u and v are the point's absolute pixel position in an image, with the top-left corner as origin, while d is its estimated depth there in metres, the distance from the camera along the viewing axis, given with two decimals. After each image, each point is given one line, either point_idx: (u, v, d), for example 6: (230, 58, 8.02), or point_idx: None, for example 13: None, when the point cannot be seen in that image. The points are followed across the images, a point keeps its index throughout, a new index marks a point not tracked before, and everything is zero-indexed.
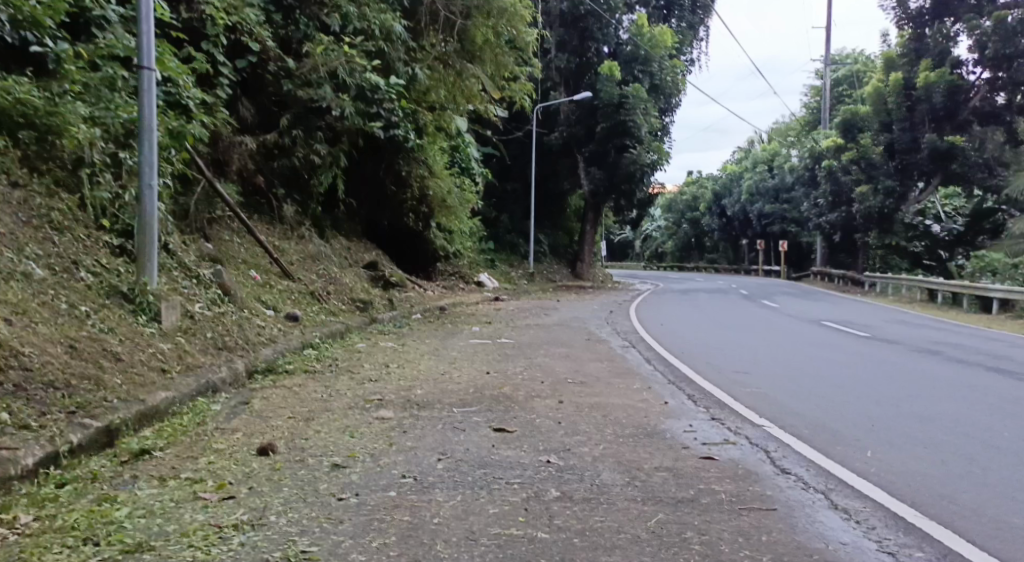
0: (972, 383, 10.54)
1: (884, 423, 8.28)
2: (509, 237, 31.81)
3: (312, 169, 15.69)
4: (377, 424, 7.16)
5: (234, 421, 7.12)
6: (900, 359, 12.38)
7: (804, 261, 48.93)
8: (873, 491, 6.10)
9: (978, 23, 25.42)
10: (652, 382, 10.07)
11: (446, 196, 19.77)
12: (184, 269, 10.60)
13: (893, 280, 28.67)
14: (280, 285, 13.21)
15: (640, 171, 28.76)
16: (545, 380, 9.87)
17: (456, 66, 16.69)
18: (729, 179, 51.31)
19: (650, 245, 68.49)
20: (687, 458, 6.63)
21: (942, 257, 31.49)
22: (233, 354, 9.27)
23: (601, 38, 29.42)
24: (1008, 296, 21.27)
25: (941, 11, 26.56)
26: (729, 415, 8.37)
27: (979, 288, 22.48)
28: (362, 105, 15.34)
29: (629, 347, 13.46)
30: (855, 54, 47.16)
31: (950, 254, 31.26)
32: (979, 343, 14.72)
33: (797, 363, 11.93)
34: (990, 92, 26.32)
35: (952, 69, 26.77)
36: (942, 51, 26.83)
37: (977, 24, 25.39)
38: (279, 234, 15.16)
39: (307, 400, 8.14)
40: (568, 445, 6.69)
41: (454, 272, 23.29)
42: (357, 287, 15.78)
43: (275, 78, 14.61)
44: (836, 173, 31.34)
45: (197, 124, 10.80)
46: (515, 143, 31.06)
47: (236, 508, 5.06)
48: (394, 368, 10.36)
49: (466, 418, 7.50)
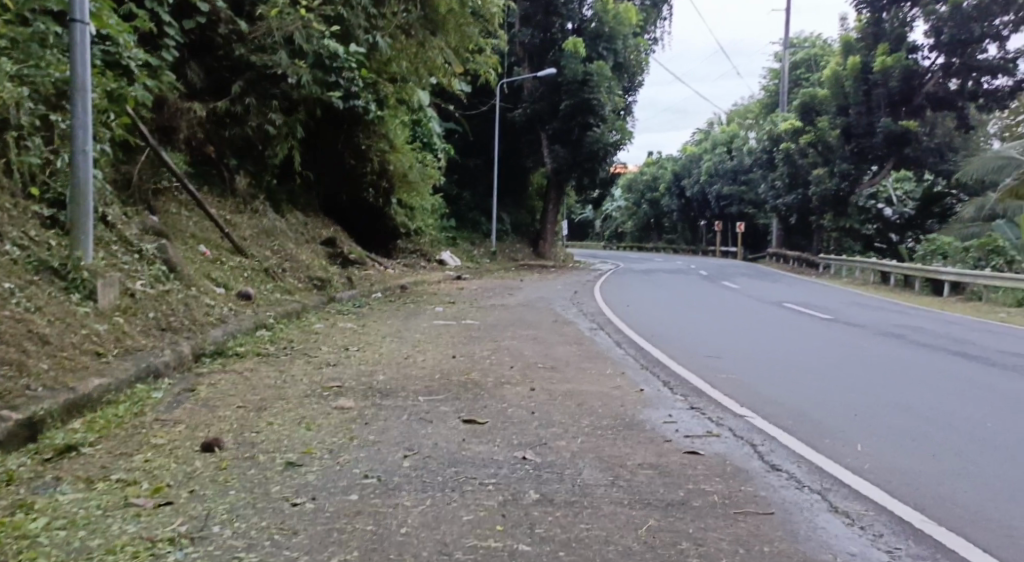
0: (945, 368, 10.21)
1: (865, 412, 7.67)
2: (470, 215, 31.16)
3: (267, 139, 14.99)
4: (336, 416, 6.56)
5: (176, 411, 6.47)
6: (868, 344, 12.06)
7: (761, 243, 48.83)
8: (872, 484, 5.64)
9: (933, 8, 25.37)
10: (626, 368, 9.53)
11: (407, 171, 19.15)
12: (125, 243, 9.83)
13: (847, 262, 28.56)
14: (231, 262, 12.50)
15: (604, 151, 28.34)
16: (514, 365, 9.33)
17: (422, 39, 15.55)
18: (688, 160, 51.06)
19: (609, 226, 68.08)
20: (670, 454, 5.95)
21: (892, 241, 31.03)
22: (178, 336, 8.59)
23: (566, 13, 28.67)
24: (959, 280, 21.15)
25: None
26: (710, 405, 7.68)
27: (931, 271, 22.35)
28: (320, 73, 14.81)
29: (597, 329, 12.99)
30: (813, 38, 47.20)
31: (900, 238, 30.76)
32: (941, 327, 14.47)
33: (767, 348, 11.37)
34: (944, 78, 26.41)
35: (908, 54, 26.78)
36: (899, 36, 26.67)
37: (933, 9, 25.36)
38: (231, 208, 14.41)
39: (258, 388, 7.53)
40: (544, 436, 6.13)
41: (415, 250, 22.57)
42: (314, 264, 15.09)
43: (226, 41, 14.01)
44: (792, 156, 30.65)
45: (139, 87, 10.09)
46: (477, 119, 30.36)
47: (174, 517, 4.46)
48: (353, 352, 9.75)
49: (432, 408, 6.94)
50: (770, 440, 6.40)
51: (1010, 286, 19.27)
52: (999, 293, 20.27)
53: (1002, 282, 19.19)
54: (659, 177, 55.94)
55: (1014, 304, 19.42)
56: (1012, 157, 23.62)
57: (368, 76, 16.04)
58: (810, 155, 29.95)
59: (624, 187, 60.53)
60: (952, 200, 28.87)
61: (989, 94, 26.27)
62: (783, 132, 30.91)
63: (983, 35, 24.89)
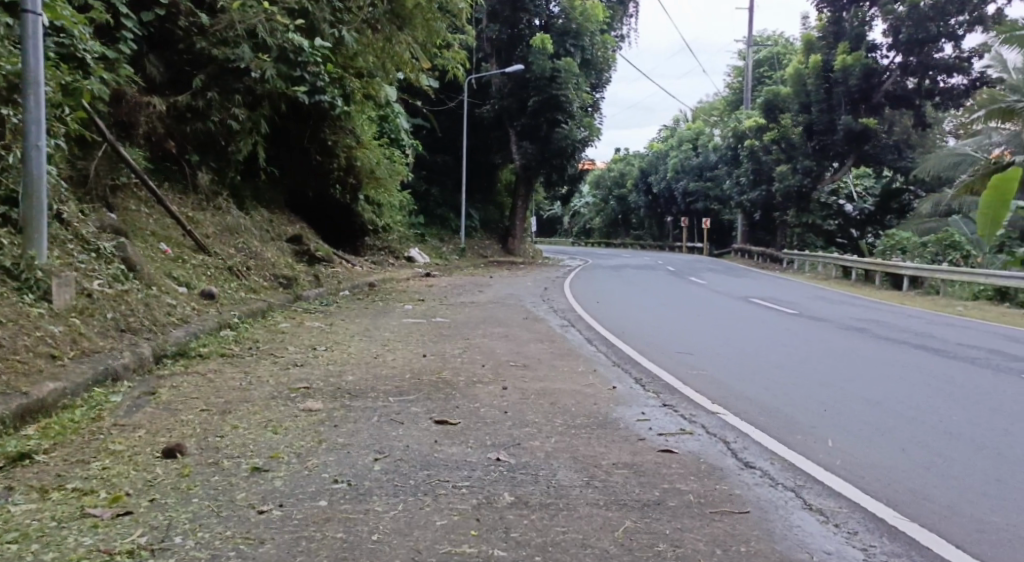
0: (913, 360, 10.10)
1: (834, 402, 7.43)
2: (439, 212, 30.97)
3: (230, 135, 14.70)
4: (304, 418, 6.39)
5: (135, 415, 6.34)
6: (834, 338, 11.97)
7: (726, 239, 49.10)
8: (848, 479, 5.41)
9: (892, 8, 25.81)
10: (597, 366, 9.36)
11: (375, 167, 18.75)
12: (81, 241, 9.58)
13: (810, 257, 28.74)
14: (193, 260, 12.23)
15: (573, 147, 28.35)
16: (486, 363, 9.19)
17: (389, 30, 15.38)
18: (655, 157, 51.23)
19: (578, 222, 68.14)
20: (645, 453, 5.72)
21: (853, 237, 31.57)
22: (138, 337, 8.50)
23: (532, 9, 28.62)
24: (918, 274, 21.38)
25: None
26: (684, 401, 7.39)
27: (890, 266, 22.55)
28: (286, 68, 14.45)
29: (568, 326, 12.90)
30: (776, 36, 47.60)
31: (860, 233, 31.51)
32: (904, 320, 14.44)
33: (734, 343, 11.15)
34: (901, 77, 26.81)
35: (867, 53, 27.13)
36: (858, 35, 27.08)
37: (892, 9, 25.80)
38: (193, 204, 14.10)
39: (223, 390, 7.37)
40: (517, 437, 5.97)
41: (383, 248, 22.34)
42: (279, 262, 14.82)
43: (187, 34, 13.73)
44: (756, 152, 31.01)
45: (96, 80, 9.89)
46: (446, 115, 30.18)
47: (133, 527, 4.27)
48: (321, 352, 9.56)
49: (403, 409, 6.79)
50: (744, 435, 6.17)
51: (966, 280, 19.49)
52: (957, 287, 20.50)
53: (959, 277, 19.39)
54: (627, 174, 56.07)
55: (971, 298, 19.63)
56: (967, 154, 24.37)
57: (334, 71, 15.77)
58: (773, 152, 30.08)
59: (592, 184, 60.61)
60: (909, 196, 29.81)
61: (945, 93, 26.65)
62: (747, 129, 31.00)
63: (939, 34, 25.29)
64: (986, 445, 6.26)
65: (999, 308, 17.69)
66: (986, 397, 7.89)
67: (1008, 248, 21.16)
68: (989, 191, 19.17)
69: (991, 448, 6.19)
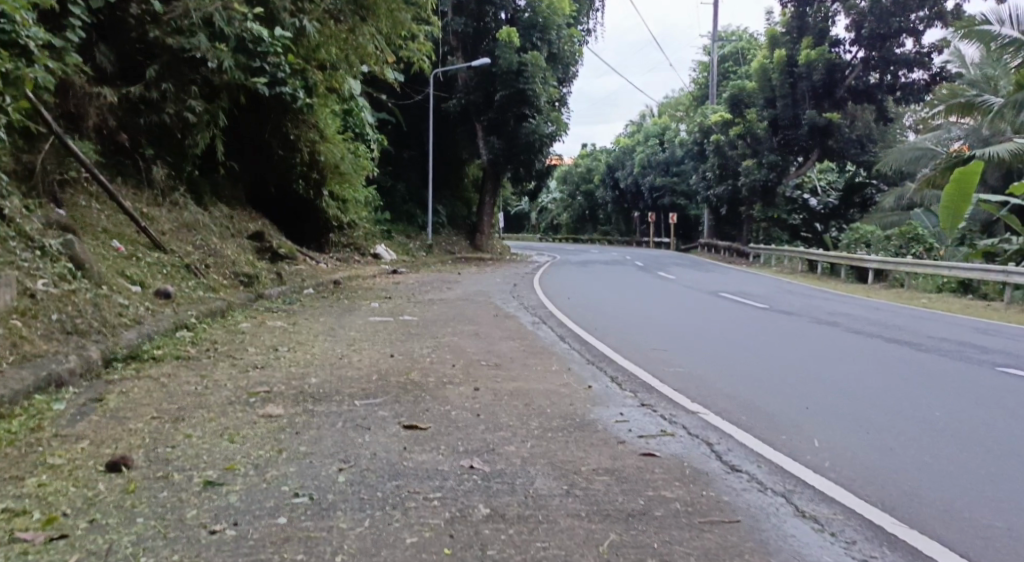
0: (887, 352, 9.90)
1: (815, 398, 7.13)
2: (405, 207, 30.51)
3: (186, 128, 14.17)
4: (263, 424, 6.00)
5: (79, 424, 5.93)
6: (805, 332, 11.75)
7: (693, 233, 49.07)
8: (840, 481, 5.12)
9: (854, 2, 25.80)
10: (571, 364, 9.04)
11: (340, 162, 18.19)
12: (25, 238, 9.07)
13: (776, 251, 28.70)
14: (148, 258, 11.73)
15: (540, 142, 27.97)
16: (456, 363, 8.86)
17: (352, 21, 14.54)
18: (621, 152, 51.10)
19: (545, 218, 67.94)
20: (626, 456, 5.39)
21: (818, 232, 31.06)
22: (86, 340, 8.14)
23: (498, 3, 28.19)
24: (882, 267, 21.32)
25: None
26: (662, 400, 7.08)
27: (856, 259, 22.49)
28: (244, 58, 14.00)
29: (539, 323, 12.61)
30: (740, 31, 47.64)
31: (824, 228, 30.92)
32: (873, 313, 14.32)
33: (709, 340, 10.88)
34: (863, 72, 26.80)
35: (830, 48, 27.09)
36: (821, 31, 26.96)
37: (854, 3, 25.76)
38: (147, 200, 13.58)
39: (175, 395, 6.98)
40: (492, 442, 5.62)
41: (348, 244, 21.87)
42: (240, 260, 14.32)
43: (138, 23, 13.23)
44: (722, 148, 30.46)
45: (39, 69, 9.47)
46: (411, 110, 29.78)
47: (67, 553, 3.91)
48: (282, 353, 9.14)
49: (369, 413, 6.41)
50: (728, 435, 5.86)
51: (930, 272, 19.47)
52: (920, 280, 20.50)
53: (922, 269, 19.36)
54: (594, 169, 55.92)
55: (934, 290, 19.60)
56: (928, 148, 24.32)
57: (295, 62, 15.31)
58: (739, 146, 29.68)
59: (559, 179, 60.38)
60: (872, 189, 29.96)
61: (905, 88, 26.69)
62: (712, 124, 30.65)
63: (900, 29, 25.37)
64: (972, 440, 6.00)
65: (964, 299, 17.63)
66: (967, 390, 7.66)
67: (969, 240, 21.21)
68: (951, 184, 19.15)
69: (981, 444, 5.93)
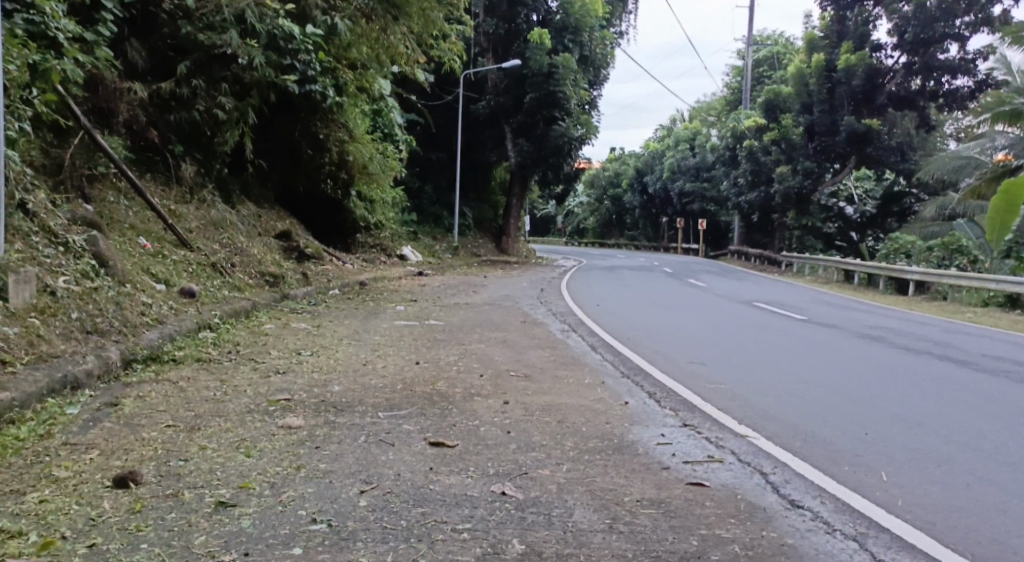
0: (938, 371, 9.45)
1: (872, 423, 6.73)
2: (432, 209, 30.22)
3: (216, 125, 13.89)
4: (282, 437, 5.68)
5: (91, 432, 5.62)
6: (848, 347, 11.28)
7: (722, 240, 48.39)
8: (917, 524, 4.71)
9: (897, 7, 25.14)
10: (605, 378, 8.60)
11: (368, 162, 17.88)
12: (48, 233, 8.83)
13: (809, 261, 28.09)
14: (174, 256, 11.50)
15: (568, 145, 27.58)
16: (484, 372, 8.50)
17: (382, 17, 14.19)
18: (651, 156, 50.55)
19: (572, 221, 67.47)
20: (673, 486, 5.01)
21: (853, 240, 30.72)
22: (105, 340, 7.85)
23: (530, 3, 27.76)
24: (924, 279, 20.69)
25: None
26: (705, 420, 6.69)
27: (896, 270, 21.80)
28: (274, 55, 13.77)
29: (570, 331, 12.21)
30: (776, 36, 46.95)
31: (860, 237, 30.65)
32: (916, 328, 13.85)
33: (749, 354, 10.46)
34: (905, 78, 26.15)
35: (871, 52, 26.41)
36: (862, 34, 26.32)
37: (896, 8, 25.12)
38: (175, 197, 13.35)
39: (194, 401, 6.68)
40: (525, 465, 5.26)
41: (375, 245, 21.56)
42: (266, 259, 14.07)
43: (171, 19, 13.06)
44: (756, 153, 29.46)
45: (69, 61, 9.27)
46: (440, 110, 29.45)
47: None
48: (305, 357, 8.83)
49: (394, 427, 6.07)
50: (782, 464, 5.46)
51: (975, 285, 18.84)
52: (964, 293, 19.88)
53: (967, 281, 18.77)
54: (622, 173, 55.40)
55: (980, 304, 18.98)
56: (972, 157, 23.56)
57: (327, 60, 15.04)
58: (772, 152, 29.10)
59: (587, 183, 59.95)
60: (911, 199, 29.11)
61: (949, 94, 26.04)
62: (745, 129, 29.93)
63: (944, 35, 24.65)
64: None
65: (1011, 315, 17.02)
66: None
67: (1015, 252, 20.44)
68: (998, 195, 18.56)
69: None
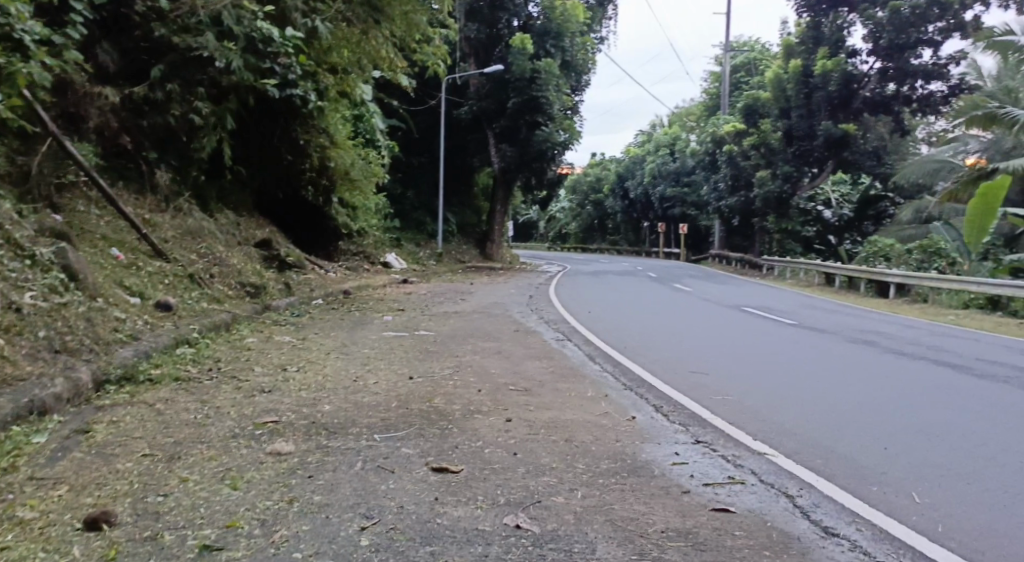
0: (943, 375, 9.07)
1: (891, 434, 6.35)
2: (414, 215, 29.74)
3: (193, 131, 13.42)
4: (271, 465, 5.27)
5: (58, 464, 5.17)
6: (845, 351, 10.90)
7: (703, 244, 48.17)
8: (965, 553, 4.33)
9: (872, 13, 24.85)
10: (608, 391, 8.15)
11: (350, 168, 17.48)
12: (14, 246, 8.32)
13: (791, 264, 27.77)
14: (150, 267, 11.02)
15: (551, 150, 27.15)
16: (481, 387, 8.07)
17: (363, 21, 13.62)
18: (631, 161, 50.27)
19: (553, 227, 67.23)
20: (695, 513, 4.62)
21: (832, 243, 30.16)
22: (76, 360, 7.38)
23: (511, 9, 27.38)
24: (904, 282, 20.46)
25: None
26: (719, 435, 6.27)
27: (877, 273, 21.53)
28: (253, 58, 13.29)
29: (563, 339, 11.78)
30: (753, 42, 46.87)
31: (838, 240, 30.18)
32: (910, 331, 13.52)
33: (749, 360, 10.05)
34: (880, 84, 25.81)
35: (846, 59, 26.15)
36: (837, 41, 25.97)
37: (871, 14, 24.82)
38: (150, 206, 12.84)
39: (174, 425, 6.25)
40: (537, 492, 4.85)
41: (358, 252, 21.03)
42: (247, 269, 13.60)
43: (144, 20, 12.54)
44: (735, 157, 29.70)
45: (36, 65, 8.78)
46: (424, 115, 29.02)
47: None
48: (292, 374, 8.36)
49: (393, 451, 5.68)
50: (809, 486, 5.06)
51: (957, 288, 18.48)
52: (944, 296, 19.45)
53: (947, 285, 18.47)
54: (603, 178, 55.10)
55: (961, 306, 18.63)
56: (946, 161, 23.32)
57: (307, 64, 14.50)
58: (753, 157, 28.82)
59: (568, 188, 59.74)
60: (887, 204, 28.74)
61: (922, 99, 25.68)
62: (725, 135, 29.93)
63: (917, 41, 24.44)
64: None
65: (995, 317, 16.69)
66: None
67: (993, 255, 20.33)
68: (976, 198, 18.36)
69: None
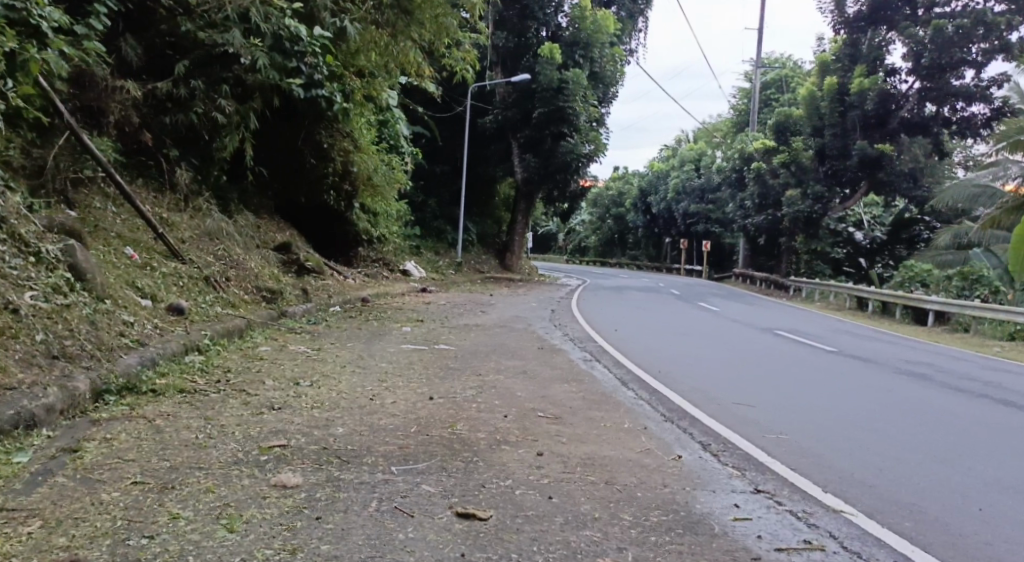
0: (1006, 416, 8.38)
1: (975, 487, 5.81)
2: (435, 223, 29.14)
3: (215, 129, 12.79)
4: (278, 503, 4.74)
5: (36, 493, 4.71)
6: (892, 384, 10.18)
7: (726, 263, 47.27)
8: None
9: (913, 31, 23.77)
10: (647, 422, 7.47)
11: (373, 173, 17.00)
12: (17, 241, 7.73)
13: (819, 286, 26.95)
14: (164, 267, 10.45)
15: (577, 163, 26.37)
16: (508, 413, 7.41)
17: (394, 24, 12.83)
18: (656, 177, 49.43)
19: (574, 239, 66.60)
20: None
21: (862, 266, 29.62)
22: (75, 367, 6.81)
23: (541, 18, 26.60)
24: (944, 309, 19.58)
25: (877, 16, 25.07)
26: (781, 484, 5.66)
27: (915, 298, 20.64)
28: (279, 57, 12.72)
29: (591, 360, 11.13)
30: (784, 59, 45.97)
31: (869, 264, 29.50)
32: (956, 363, 12.76)
33: (794, 391, 9.37)
34: (919, 105, 25.07)
35: (885, 77, 25.38)
36: (875, 59, 25.16)
37: (913, 32, 23.74)
38: (168, 205, 12.31)
39: (173, 446, 5.62)
40: (581, 551, 4.45)
41: (378, 259, 20.47)
42: (264, 273, 13.04)
43: (170, 14, 12.05)
44: (764, 176, 28.83)
45: (53, 53, 8.27)
46: (448, 122, 28.60)
47: None
48: (304, 389, 7.76)
49: (412, 489, 5.05)
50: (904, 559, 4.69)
51: (1000, 317, 17.71)
52: (986, 325, 18.68)
53: (993, 314, 17.56)
54: (626, 193, 54.39)
55: (1005, 337, 17.82)
56: (986, 186, 22.23)
57: (334, 65, 13.97)
58: (782, 175, 27.96)
59: (590, 201, 59.26)
60: (922, 227, 27.61)
61: (963, 121, 24.97)
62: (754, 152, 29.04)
63: (960, 61, 23.47)
64: None
65: None
66: None
67: None
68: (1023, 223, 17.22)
69: None
